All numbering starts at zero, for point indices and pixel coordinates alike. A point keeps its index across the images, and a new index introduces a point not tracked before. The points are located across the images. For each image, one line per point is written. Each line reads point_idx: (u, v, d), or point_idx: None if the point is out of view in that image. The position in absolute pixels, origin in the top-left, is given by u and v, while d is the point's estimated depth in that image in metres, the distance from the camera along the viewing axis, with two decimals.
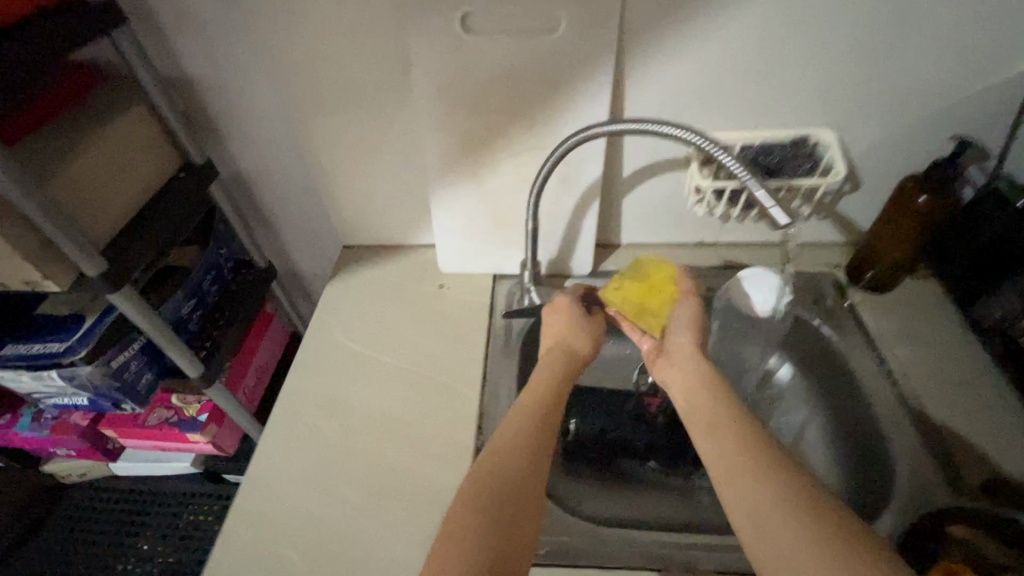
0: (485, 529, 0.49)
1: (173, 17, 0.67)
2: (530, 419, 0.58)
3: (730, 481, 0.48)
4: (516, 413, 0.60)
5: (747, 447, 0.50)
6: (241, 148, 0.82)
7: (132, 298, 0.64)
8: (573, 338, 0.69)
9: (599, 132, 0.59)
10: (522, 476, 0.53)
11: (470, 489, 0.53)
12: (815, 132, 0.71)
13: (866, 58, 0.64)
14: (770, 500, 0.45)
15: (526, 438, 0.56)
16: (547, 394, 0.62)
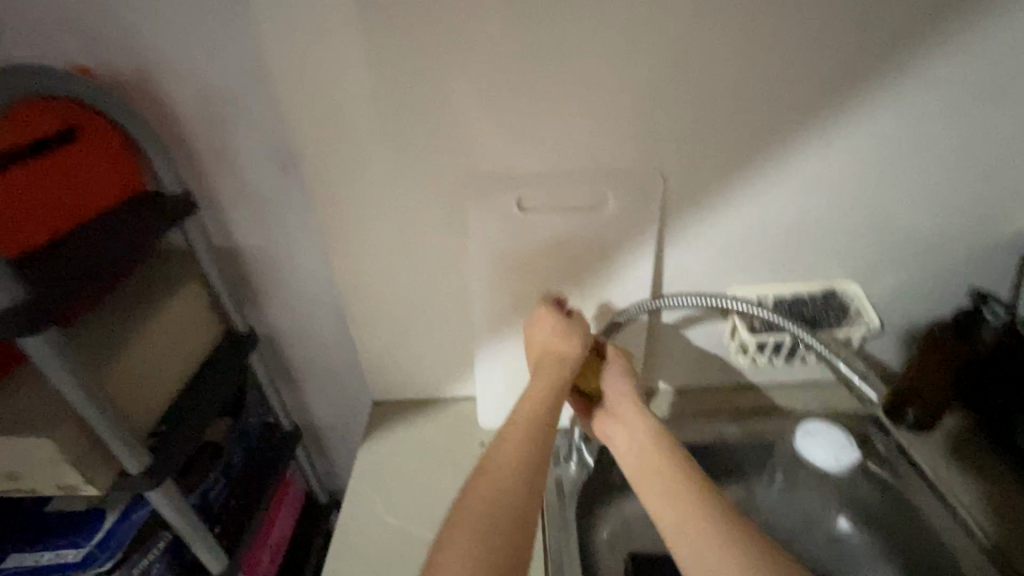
0: (489, 533, 0.48)
1: (236, 199, 0.71)
2: (529, 432, 0.57)
3: (683, 536, 0.51)
4: (516, 422, 0.59)
5: (694, 487, 0.55)
6: (281, 313, 0.82)
7: (172, 493, 0.59)
8: (559, 346, 0.66)
9: (679, 303, 0.67)
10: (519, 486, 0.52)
11: (468, 501, 0.51)
12: (841, 284, 0.77)
13: (874, 222, 0.72)
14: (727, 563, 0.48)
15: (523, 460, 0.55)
16: (545, 409, 0.61)
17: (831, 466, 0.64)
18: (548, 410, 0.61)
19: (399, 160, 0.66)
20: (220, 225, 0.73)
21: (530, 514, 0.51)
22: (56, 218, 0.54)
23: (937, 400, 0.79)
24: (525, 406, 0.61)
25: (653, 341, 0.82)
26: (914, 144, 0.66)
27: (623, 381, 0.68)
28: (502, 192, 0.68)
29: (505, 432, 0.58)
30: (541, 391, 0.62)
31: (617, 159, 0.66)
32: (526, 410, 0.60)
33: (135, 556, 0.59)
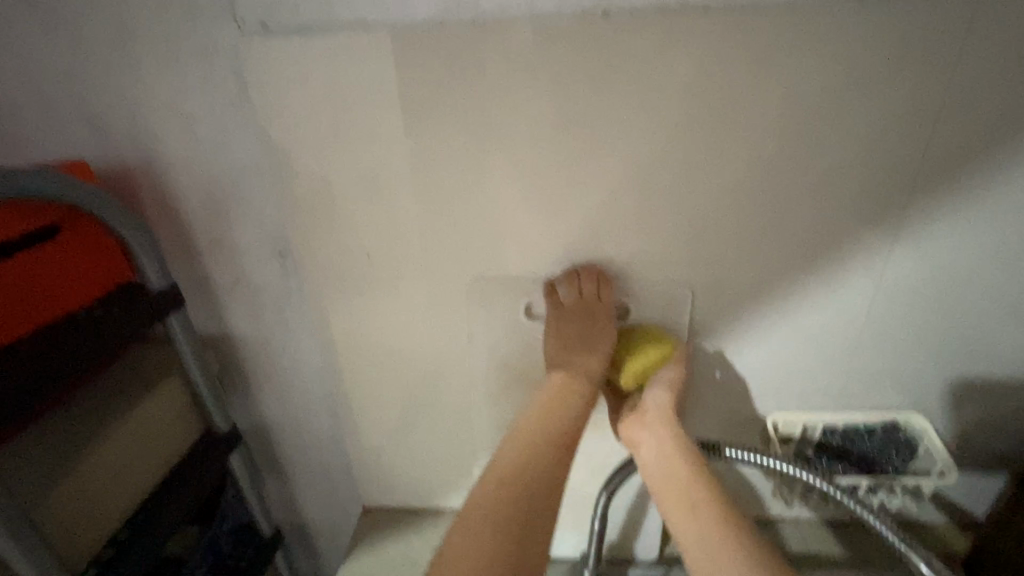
0: (502, 524, 0.49)
1: (230, 289, 0.67)
2: (546, 433, 0.57)
3: (712, 566, 0.48)
4: (533, 419, 0.58)
5: (726, 521, 0.51)
6: (271, 407, 0.76)
7: None
8: (587, 363, 0.60)
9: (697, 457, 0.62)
10: (531, 483, 0.53)
11: (484, 492, 0.52)
12: (906, 418, 0.65)
13: (941, 351, 0.62)
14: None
15: (539, 465, 0.54)
16: (565, 410, 0.58)
17: None
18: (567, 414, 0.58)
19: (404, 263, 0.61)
20: (214, 314, 0.69)
21: (543, 508, 0.51)
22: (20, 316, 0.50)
23: None
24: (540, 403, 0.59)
25: None
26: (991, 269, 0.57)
27: (661, 389, 0.59)
28: (511, 299, 0.62)
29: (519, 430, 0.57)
30: (559, 400, 0.59)
31: (640, 268, 0.60)
32: (542, 407, 0.59)
33: None
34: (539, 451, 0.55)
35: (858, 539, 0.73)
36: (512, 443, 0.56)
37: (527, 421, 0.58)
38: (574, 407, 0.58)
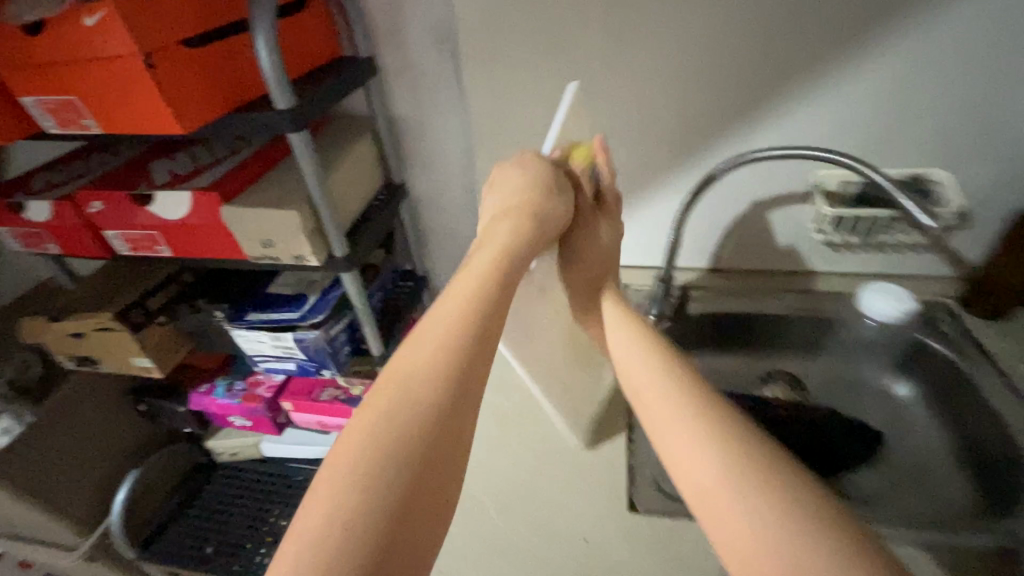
0: (389, 446, 0.36)
1: (395, 73, 0.88)
2: (457, 346, 0.41)
3: (680, 448, 0.42)
4: (442, 319, 0.43)
5: (693, 401, 0.45)
6: (419, 179, 1.00)
7: (356, 278, 0.80)
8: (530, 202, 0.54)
9: (750, 158, 0.72)
10: (437, 394, 0.39)
11: (367, 411, 0.38)
12: (928, 171, 0.80)
13: (970, 108, 0.75)
14: (734, 505, 0.37)
15: (446, 352, 0.41)
16: (477, 298, 0.45)
17: (884, 312, 0.83)
18: (491, 293, 0.46)
19: (534, 41, 0.79)
20: (383, 96, 0.91)
21: (457, 429, 0.39)
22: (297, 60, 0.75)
23: (1007, 291, 0.83)
24: (467, 280, 0.46)
25: (733, 223, 0.92)
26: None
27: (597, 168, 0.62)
28: (615, 67, 0.80)
29: (429, 318, 0.43)
30: (500, 248, 0.49)
31: (722, 40, 0.75)
32: (453, 304, 0.44)
33: (329, 322, 0.82)
34: (448, 332, 0.42)
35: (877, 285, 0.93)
36: (417, 342, 0.42)
37: (438, 315, 0.43)
38: (499, 271, 0.48)
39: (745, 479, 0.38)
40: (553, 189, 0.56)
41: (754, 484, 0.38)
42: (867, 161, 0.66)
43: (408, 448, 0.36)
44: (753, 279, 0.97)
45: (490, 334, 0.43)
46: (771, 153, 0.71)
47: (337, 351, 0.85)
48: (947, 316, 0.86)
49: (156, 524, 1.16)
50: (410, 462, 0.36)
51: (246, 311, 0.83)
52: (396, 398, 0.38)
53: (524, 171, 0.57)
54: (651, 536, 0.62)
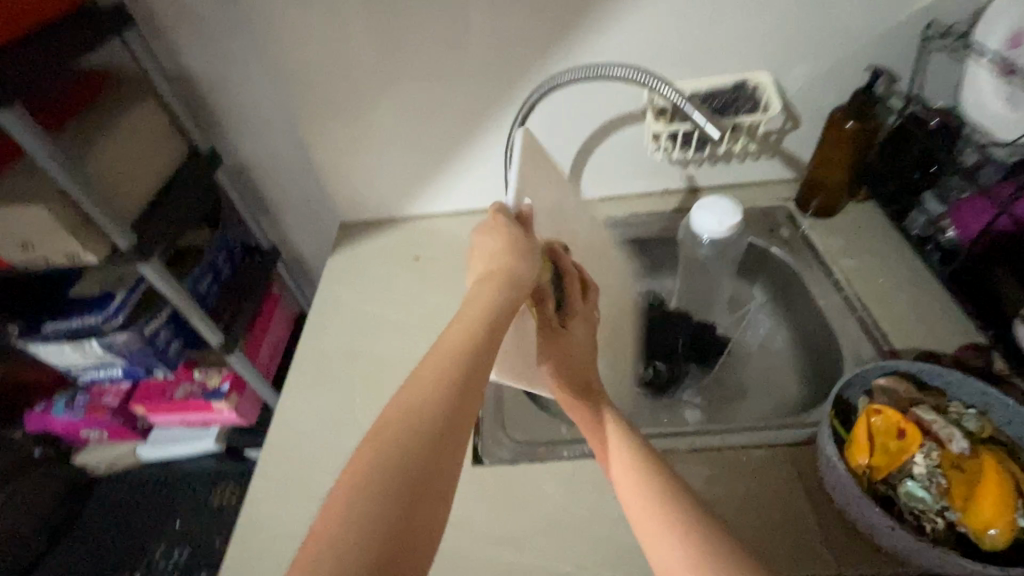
0: (376, 498, 0.36)
1: (167, 19, 0.75)
2: (449, 376, 0.44)
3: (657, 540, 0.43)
4: (439, 353, 0.45)
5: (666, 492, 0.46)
6: (241, 141, 0.89)
7: (160, 268, 0.71)
8: (511, 261, 0.55)
9: (561, 82, 0.67)
10: (426, 437, 0.40)
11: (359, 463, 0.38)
12: (753, 75, 0.79)
13: (784, 6, 0.73)
14: (668, 535, 0.43)
15: (443, 379, 0.43)
16: (473, 331, 0.47)
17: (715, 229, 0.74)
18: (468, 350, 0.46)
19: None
20: (164, 49, 0.78)
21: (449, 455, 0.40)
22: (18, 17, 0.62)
23: (834, 188, 0.86)
24: (454, 333, 0.47)
25: (581, 149, 0.89)
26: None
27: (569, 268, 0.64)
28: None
29: (416, 376, 0.44)
30: (489, 290, 0.51)
31: None
32: (448, 339, 0.47)
33: (140, 320, 0.73)
34: (446, 362, 0.45)
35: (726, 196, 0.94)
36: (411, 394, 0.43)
37: (428, 368, 0.44)
38: (500, 303, 0.51)
39: (684, 513, 0.44)
40: (527, 251, 0.56)
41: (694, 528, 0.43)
42: (657, 74, 0.63)
43: (394, 477, 0.37)
44: (612, 203, 0.96)
45: (478, 384, 0.45)
46: (578, 75, 0.66)
47: (163, 348, 0.77)
48: (786, 220, 0.89)
49: (42, 543, 1.10)
50: (394, 512, 0.35)
51: (41, 322, 0.73)
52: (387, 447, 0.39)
53: (498, 231, 0.57)
54: (496, 480, 0.63)
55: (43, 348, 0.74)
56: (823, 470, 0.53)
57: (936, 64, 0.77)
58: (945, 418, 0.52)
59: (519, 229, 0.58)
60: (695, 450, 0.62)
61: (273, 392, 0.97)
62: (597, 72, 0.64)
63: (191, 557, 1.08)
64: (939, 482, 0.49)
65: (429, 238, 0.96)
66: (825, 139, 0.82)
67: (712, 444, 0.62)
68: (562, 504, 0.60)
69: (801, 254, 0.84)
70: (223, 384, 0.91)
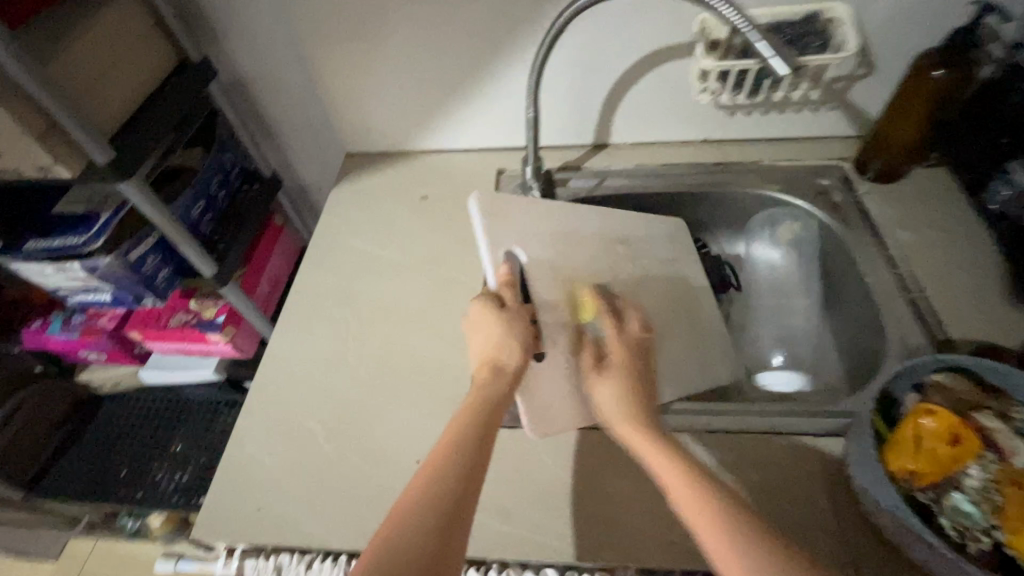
0: (423, 526, 0.40)
1: None
2: (445, 476, 0.44)
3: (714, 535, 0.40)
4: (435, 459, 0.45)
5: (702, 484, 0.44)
6: (238, 53, 0.80)
7: (142, 190, 0.66)
8: (496, 351, 0.53)
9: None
10: (447, 491, 0.43)
11: (405, 502, 0.42)
12: (828, 6, 0.67)
13: None
14: (727, 531, 0.40)
15: (443, 480, 0.43)
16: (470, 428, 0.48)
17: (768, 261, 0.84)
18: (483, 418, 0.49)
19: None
20: None
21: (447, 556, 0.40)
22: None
23: (902, 147, 0.75)
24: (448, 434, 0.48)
25: (615, 86, 0.79)
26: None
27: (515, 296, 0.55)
28: None
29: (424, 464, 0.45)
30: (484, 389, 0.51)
31: None
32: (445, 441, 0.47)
33: (124, 245, 0.68)
34: (445, 461, 0.45)
35: (773, 148, 0.84)
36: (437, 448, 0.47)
37: (454, 424, 0.49)
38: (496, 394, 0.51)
39: (737, 510, 0.41)
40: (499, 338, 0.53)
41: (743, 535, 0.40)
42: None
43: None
44: (643, 149, 0.86)
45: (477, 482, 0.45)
46: None
47: (150, 276, 0.73)
48: (839, 182, 0.79)
49: (47, 456, 1.11)
50: None
51: (22, 238, 0.68)
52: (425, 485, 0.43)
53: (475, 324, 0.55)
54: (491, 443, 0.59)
55: (26, 267, 0.70)
56: (851, 471, 0.48)
57: None
58: (1009, 426, 0.45)
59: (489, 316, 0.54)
60: (708, 432, 0.57)
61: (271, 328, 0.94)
62: None
63: (190, 480, 1.09)
64: (993, 498, 0.43)
65: (440, 175, 0.89)
66: (903, 90, 0.71)
67: (731, 426, 0.57)
68: (559, 478, 0.56)
69: (852, 221, 0.75)
70: (219, 316, 0.88)
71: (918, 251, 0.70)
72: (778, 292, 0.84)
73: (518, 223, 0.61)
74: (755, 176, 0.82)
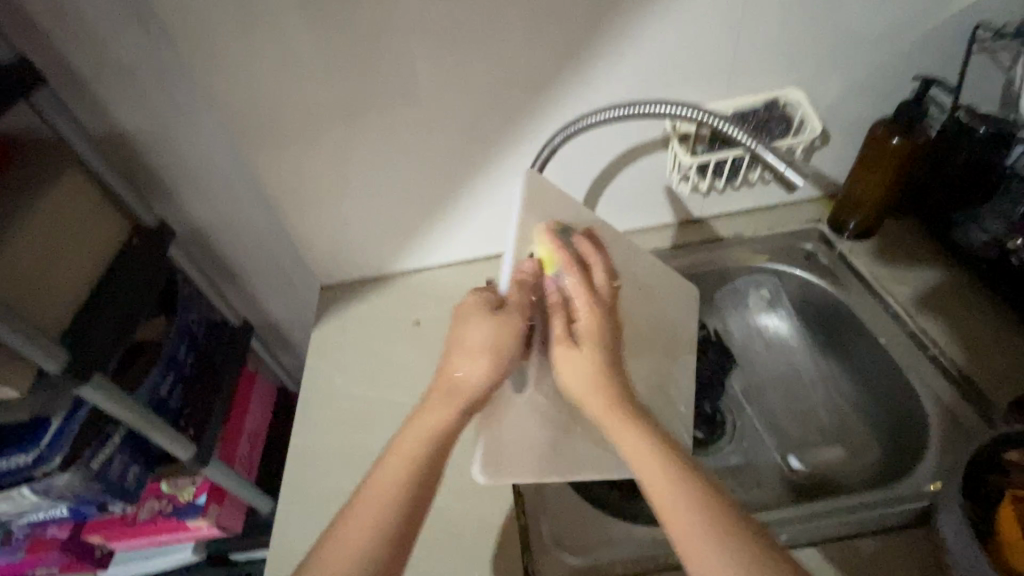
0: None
1: (93, 73, 0.60)
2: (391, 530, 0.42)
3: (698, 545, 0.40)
4: (384, 498, 0.43)
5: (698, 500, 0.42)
6: (197, 207, 0.75)
7: (106, 388, 0.58)
8: (481, 364, 0.49)
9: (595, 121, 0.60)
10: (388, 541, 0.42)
11: (362, 514, 0.42)
12: (784, 93, 0.71)
13: (821, 17, 0.65)
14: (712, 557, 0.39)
15: (382, 527, 0.42)
16: (427, 456, 0.45)
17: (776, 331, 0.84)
18: (442, 439, 0.46)
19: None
20: (90, 108, 0.63)
21: None
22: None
23: (872, 207, 0.78)
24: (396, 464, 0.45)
25: (594, 185, 0.79)
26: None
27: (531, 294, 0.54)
28: (404, 26, 0.59)
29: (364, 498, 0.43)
30: (434, 412, 0.47)
31: None
32: (394, 473, 0.44)
33: (87, 453, 0.59)
34: (386, 506, 0.43)
35: (752, 218, 0.85)
36: (387, 467, 0.44)
37: (425, 420, 0.46)
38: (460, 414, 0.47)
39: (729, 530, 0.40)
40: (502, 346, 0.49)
41: (723, 522, 0.41)
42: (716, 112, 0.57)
43: None
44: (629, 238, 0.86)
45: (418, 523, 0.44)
46: (619, 112, 0.59)
47: (119, 479, 0.63)
48: (822, 243, 0.81)
49: None
50: None
51: None
52: (367, 522, 0.42)
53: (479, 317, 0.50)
54: None
55: None
56: (947, 559, 0.47)
57: (976, 67, 0.72)
58: None
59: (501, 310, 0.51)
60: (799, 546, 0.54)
61: (260, 494, 0.83)
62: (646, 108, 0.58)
63: None
64: None
65: (428, 296, 0.84)
66: (863, 156, 0.75)
67: (807, 534, 0.54)
68: None
69: (846, 282, 0.77)
70: (199, 497, 0.76)
71: (919, 308, 0.72)
72: (803, 388, 0.81)
73: (544, 229, 0.57)
74: (745, 250, 0.82)
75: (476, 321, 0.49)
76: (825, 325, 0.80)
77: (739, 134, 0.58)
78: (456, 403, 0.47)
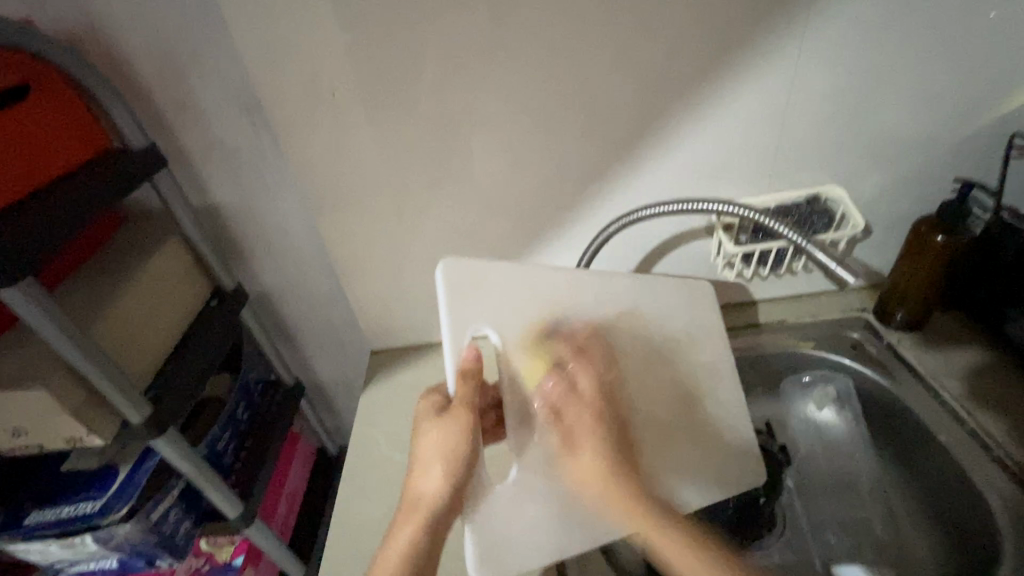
0: None
1: (204, 157, 0.69)
2: None
3: None
4: None
5: None
6: (269, 271, 0.81)
7: (176, 441, 0.61)
8: (443, 470, 0.49)
9: (644, 215, 0.64)
10: None
11: None
12: (825, 190, 0.75)
13: (858, 122, 0.70)
14: None
15: None
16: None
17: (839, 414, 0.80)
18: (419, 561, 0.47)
19: (382, 99, 0.63)
20: (195, 184, 0.71)
21: None
22: (22, 168, 0.55)
23: (920, 298, 0.78)
24: None
25: (638, 267, 0.82)
26: (905, 26, 0.63)
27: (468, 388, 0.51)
28: (477, 124, 0.66)
29: None
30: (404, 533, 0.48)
31: (595, 81, 0.64)
32: None
33: (148, 505, 0.61)
34: None
35: (791, 304, 0.86)
36: None
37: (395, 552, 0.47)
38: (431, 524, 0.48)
39: None
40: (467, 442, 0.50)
41: None
42: (762, 210, 0.61)
43: None
44: None
45: None
46: (668, 207, 0.64)
47: (170, 533, 0.65)
48: (869, 333, 0.81)
49: None
50: None
51: (23, 511, 0.59)
52: None
53: (433, 425, 0.50)
54: None
55: (21, 546, 0.60)
56: None
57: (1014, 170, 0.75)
58: None
59: (440, 419, 0.50)
60: None
61: (293, 558, 0.83)
62: (693, 205, 0.63)
63: None
64: None
65: None
66: (906, 249, 0.77)
67: None
68: None
69: (896, 374, 0.76)
70: (236, 557, 0.77)
71: (981, 405, 0.70)
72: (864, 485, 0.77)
73: (486, 307, 0.54)
74: (788, 337, 0.83)
75: (425, 430, 0.50)
76: (875, 417, 0.79)
77: (788, 231, 0.61)
78: (424, 519, 0.48)
